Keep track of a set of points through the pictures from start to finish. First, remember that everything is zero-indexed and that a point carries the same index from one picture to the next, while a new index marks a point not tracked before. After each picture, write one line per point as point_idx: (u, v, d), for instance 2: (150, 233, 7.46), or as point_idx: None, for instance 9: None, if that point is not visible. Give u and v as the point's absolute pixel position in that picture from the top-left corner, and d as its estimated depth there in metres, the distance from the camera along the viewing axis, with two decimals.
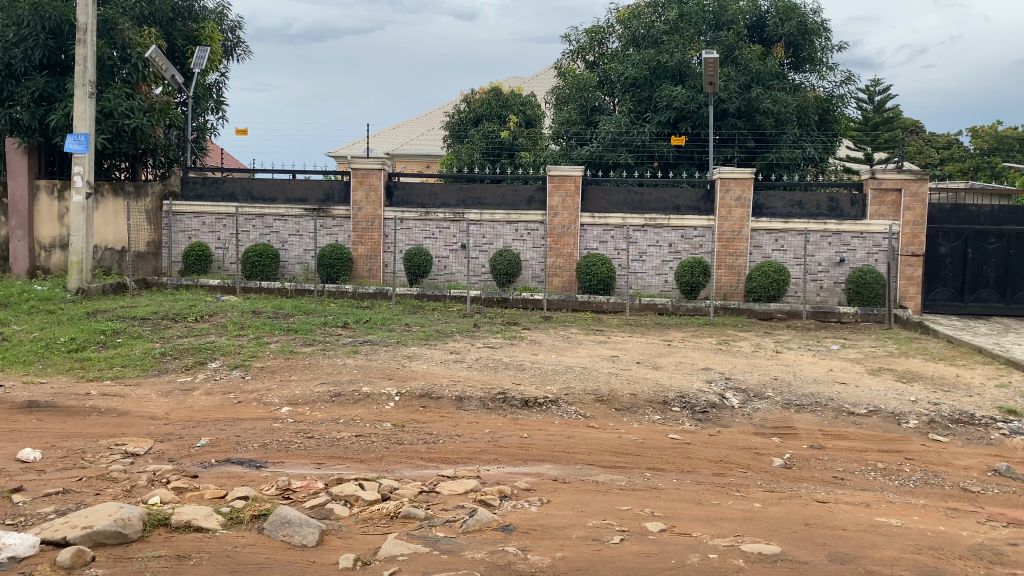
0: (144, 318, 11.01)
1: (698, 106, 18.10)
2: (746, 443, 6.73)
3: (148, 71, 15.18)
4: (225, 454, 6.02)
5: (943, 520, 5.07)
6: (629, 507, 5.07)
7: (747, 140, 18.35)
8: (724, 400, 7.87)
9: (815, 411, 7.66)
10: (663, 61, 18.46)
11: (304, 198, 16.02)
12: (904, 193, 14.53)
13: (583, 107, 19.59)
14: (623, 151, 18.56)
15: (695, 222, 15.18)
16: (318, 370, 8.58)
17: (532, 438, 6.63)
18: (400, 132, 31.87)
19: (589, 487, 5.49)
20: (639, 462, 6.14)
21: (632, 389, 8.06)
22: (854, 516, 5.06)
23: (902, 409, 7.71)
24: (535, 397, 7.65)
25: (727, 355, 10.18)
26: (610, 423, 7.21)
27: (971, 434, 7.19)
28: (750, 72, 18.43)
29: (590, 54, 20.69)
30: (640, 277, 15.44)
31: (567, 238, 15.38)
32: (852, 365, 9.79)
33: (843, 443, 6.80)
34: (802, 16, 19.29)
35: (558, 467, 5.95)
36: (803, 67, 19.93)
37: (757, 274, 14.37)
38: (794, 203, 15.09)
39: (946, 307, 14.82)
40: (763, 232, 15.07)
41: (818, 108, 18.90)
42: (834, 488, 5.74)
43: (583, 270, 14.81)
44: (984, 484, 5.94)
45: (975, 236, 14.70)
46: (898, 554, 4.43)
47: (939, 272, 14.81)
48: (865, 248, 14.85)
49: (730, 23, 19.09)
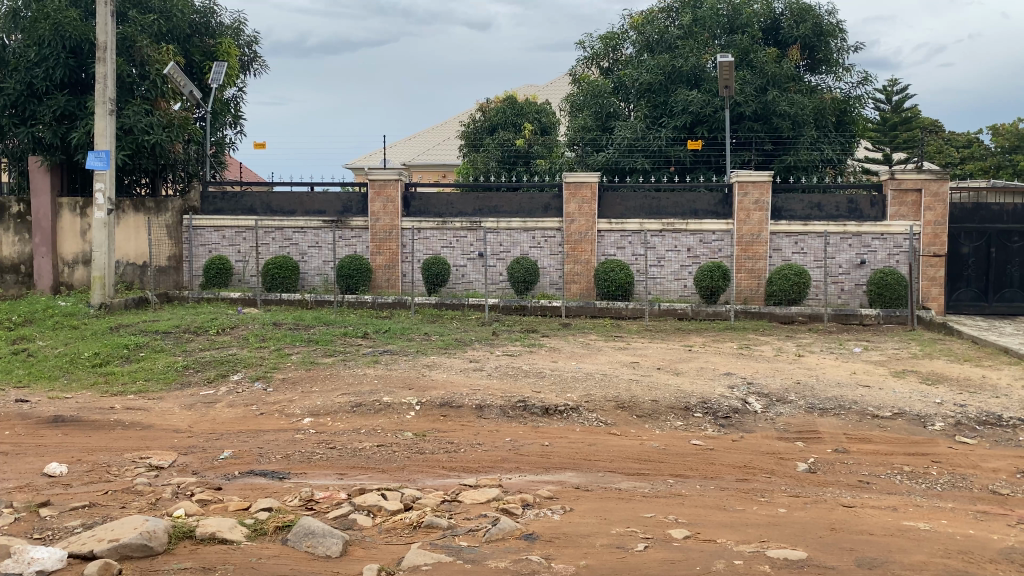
0: (166, 332, 11.10)
1: (714, 110, 18.04)
2: (769, 448, 6.68)
3: (167, 87, 15.33)
4: (248, 466, 6.05)
5: (973, 524, 4.99)
6: (652, 514, 5.04)
7: (764, 143, 18.27)
8: (746, 405, 7.82)
9: (839, 415, 7.59)
10: (678, 66, 18.43)
11: (323, 210, 16.13)
12: (924, 193, 14.39)
13: (598, 113, 19.57)
14: (639, 156, 18.52)
15: (713, 227, 15.12)
16: (338, 381, 8.60)
17: (553, 446, 6.61)
18: (416, 143, 32.02)
19: (612, 494, 5.47)
20: (661, 468, 6.10)
21: (653, 396, 8.02)
22: (881, 520, 5.01)
23: (928, 411, 7.62)
24: (556, 404, 7.63)
25: (749, 360, 10.12)
26: (632, 430, 7.18)
27: (998, 435, 7.10)
28: (765, 75, 18.37)
29: (605, 60, 20.73)
30: (659, 282, 15.38)
31: (584, 245, 15.36)
32: (875, 368, 9.69)
33: (868, 447, 6.73)
34: (817, 18, 19.21)
35: (580, 475, 5.92)
36: (819, 69, 19.81)
37: (777, 277, 14.28)
38: (813, 205, 15.00)
39: (970, 307, 14.65)
40: (782, 235, 14.96)
41: (835, 110, 18.80)
42: (860, 492, 5.67)
43: (601, 276, 14.78)
44: (1013, 486, 5.85)
45: (998, 235, 14.54)
46: (926, 558, 4.37)
47: (962, 272, 14.65)
48: (886, 250, 14.73)
49: (745, 26, 19.04)
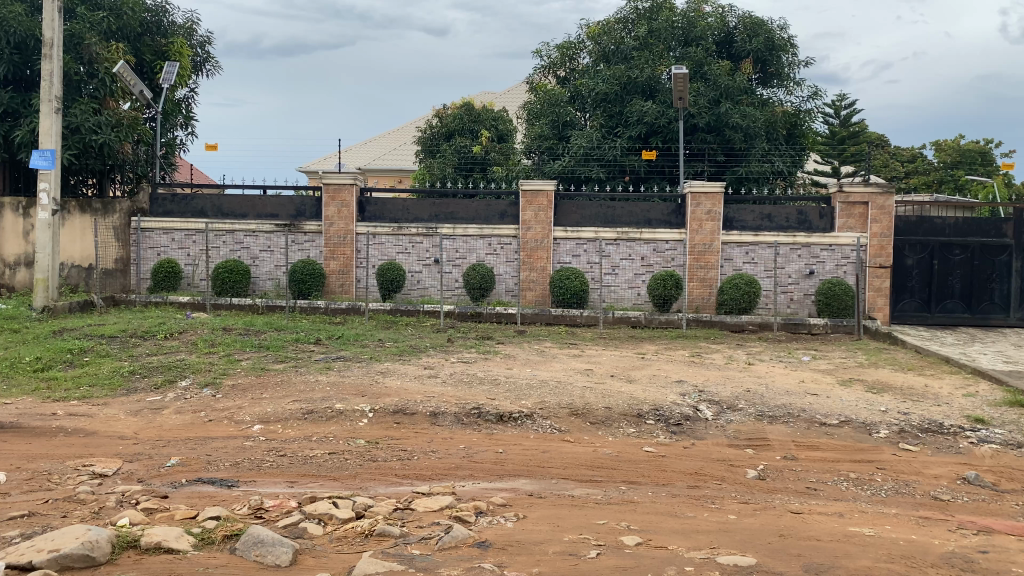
0: (112, 336, 10.83)
1: (668, 121, 18.28)
2: (719, 455, 6.76)
3: (116, 86, 15.04)
4: (196, 473, 5.93)
5: (916, 529, 5.12)
6: (605, 521, 5.06)
7: (716, 155, 18.57)
8: (697, 412, 7.91)
9: (787, 422, 7.72)
10: (633, 77, 18.64)
11: (275, 214, 15.92)
12: (871, 206, 14.74)
13: (555, 121, 19.70)
14: (595, 165, 18.66)
15: (667, 236, 15.30)
16: (290, 387, 8.48)
17: (507, 453, 6.61)
18: (373, 147, 31.86)
19: (565, 501, 5.48)
20: (614, 475, 6.14)
21: (606, 403, 8.07)
22: (828, 526, 5.10)
23: (873, 419, 7.79)
24: (511, 411, 7.62)
25: (701, 367, 10.24)
26: (585, 437, 7.21)
27: (941, 442, 7.29)
28: (719, 87, 18.67)
29: (562, 69, 20.90)
30: (613, 290, 15.52)
31: (540, 252, 15.42)
32: (823, 376, 9.89)
33: (816, 454, 6.85)
34: (769, 33, 19.60)
35: (534, 482, 5.92)
36: (771, 82, 20.16)
37: (728, 286, 14.50)
38: (764, 215, 15.24)
39: (914, 317, 15.03)
40: (734, 245, 15.20)
41: (786, 123, 19.19)
42: (807, 499, 5.77)
43: (557, 283, 14.84)
44: (954, 492, 6.01)
45: (940, 248, 14.96)
46: (871, 563, 4.46)
47: (906, 283, 15.05)
48: (834, 261, 15.04)
49: (699, 39, 19.35)
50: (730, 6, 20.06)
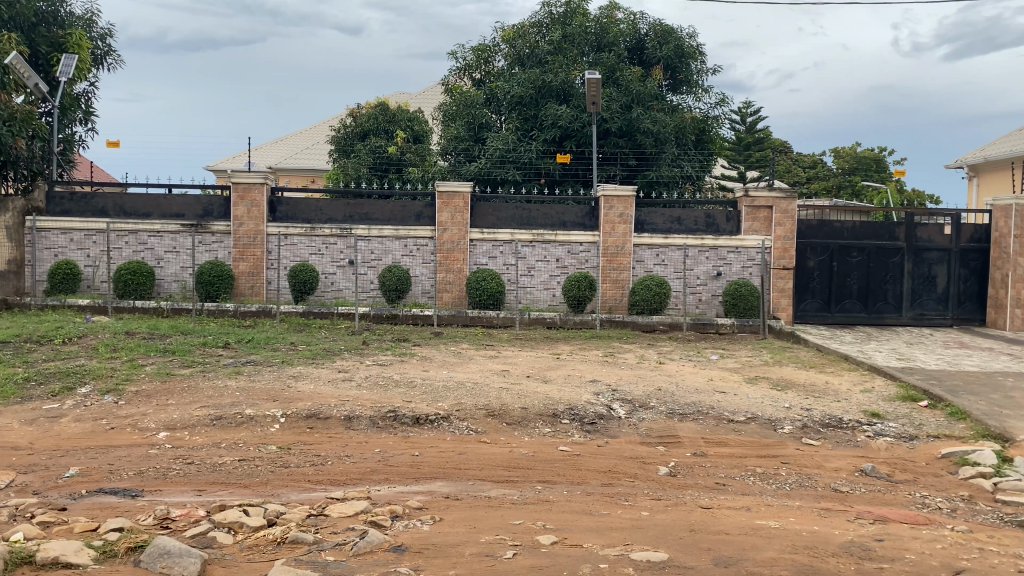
0: (3, 342, 10.27)
1: (582, 125, 18.53)
2: (632, 453, 6.89)
3: (8, 78, 14.28)
4: (98, 484, 5.68)
5: (817, 520, 5.34)
6: (521, 521, 5.10)
7: (629, 159, 18.95)
8: (611, 411, 8.05)
9: (696, 419, 7.93)
10: (548, 81, 18.80)
11: (181, 214, 15.41)
12: (775, 210, 15.30)
13: (471, 123, 19.69)
14: (511, 168, 18.77)
15: (580, 238, 15.50)
16: (197, 393, 8.21)
17: (423, 456, 6.58)
18: (285, 145, 31.22)
19: (481, 502, 5.49)
20: (530, 475, 6.19)
21: (522, 403, 8.13)
22: (735, 520, 5.26)
23: (777, 415, 8.08)
24: (427, 414, 7.59)
25: (614, 367, 10.41)
26: (501, 438, 7.24)
27: (840, 437, 7.62)
28: (630, 93, 19.03)
29: (477, 71, 20.94)
30: (529, 292, 15.63)
31: (457, 254, 15.39)
32: (731, 374, 10.20)
33: (723, 450, 7.07)
34: (679, 40, 20.10)
35: (450, 484, 5.91)
36: (680, 89, 20.67)
37: (639, 288, 14.78)
38: (673, 219, 15.63)
39: (815, 317, 15.70)
40: (645, 247, 15.51)
41: (694, 129, 19.72)
42: (716, 493, 5.94)
43: (473, 285, 14.83)
44: (852, 484, 6.29)
45: (839, 250, 15.62)
46: (776, 554, 4.63)
47: (808, 284, 15.67)
48: (740, 263, 15.53)
49: (612, 45, 19.70)
50: (642, 14, 20.47)
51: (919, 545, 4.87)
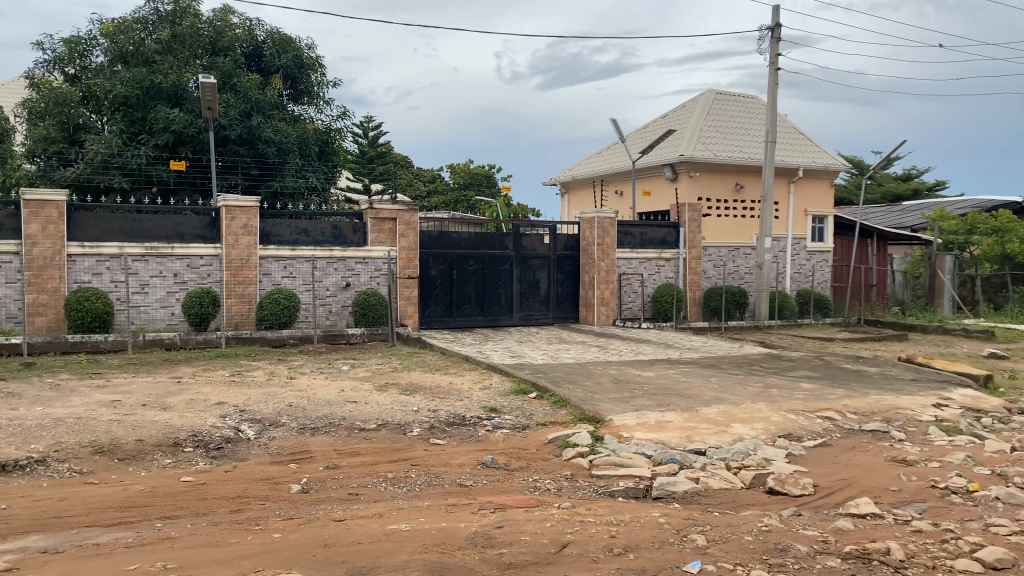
0: None
1: (197, 131, 17.39)
2: (263, 474, 6.55)
3: None
4: None
5: (444, 517, 5.38)
6: (136, 565, 4.53)
7: (250, 169, 18.28)
8: (239, 433, 7.61)
9: (329, 432, 7.80)
10: (156, 82, 17.28)
11: None
12: (398, 222, 15.77)
13: (64, 123, 17.44)
14: (115, 173, 17.08)
15: (202, 251, 14.47)
16: None
17: (11, 509, 5.57)
18: None
19: (87, 552, 4.78)
20: (147, 513, 5.55)
21: (137, 435, 7.32)
22: (368, 528, 5.19)
23: (406, 419, 8.23)
24: (16, 460, 6.47)
25: (242, 387, 9.86)
26: (112, 476, 6.42)
27: (463, 433, 7.81)
28: (249, 100, 18.29)
29: (70, 66, 18.55)
30: (143, 311, 14.13)
31: (50, 272, 13.30)
32: (361, 384, 10.19)
33: (356, 459, 7.00)
34: (297, 51, 19.85)
35: (47, 538, 5.07)
36: (301, 99, 20.39)
37: (268, 302, 14.24)
38: (300, 230, 15.20)
39: (439, 322, 16.42)
40: (272, 259, 14.93)
41: (318, 140, 19.56)
42: (349, 504, 5.84)
43: (73, 307, 13.08)
44: (475, 477, 6.42)
45: (457, 259, 16.52)
46: (408, 557, 4.66)
47: (431, 292, 16.31)
48: (367, 273, 15.69)
49: (228, 49, 18.92)
50: (258, 20, 19.85)
51: (530, 526, 5.11)
